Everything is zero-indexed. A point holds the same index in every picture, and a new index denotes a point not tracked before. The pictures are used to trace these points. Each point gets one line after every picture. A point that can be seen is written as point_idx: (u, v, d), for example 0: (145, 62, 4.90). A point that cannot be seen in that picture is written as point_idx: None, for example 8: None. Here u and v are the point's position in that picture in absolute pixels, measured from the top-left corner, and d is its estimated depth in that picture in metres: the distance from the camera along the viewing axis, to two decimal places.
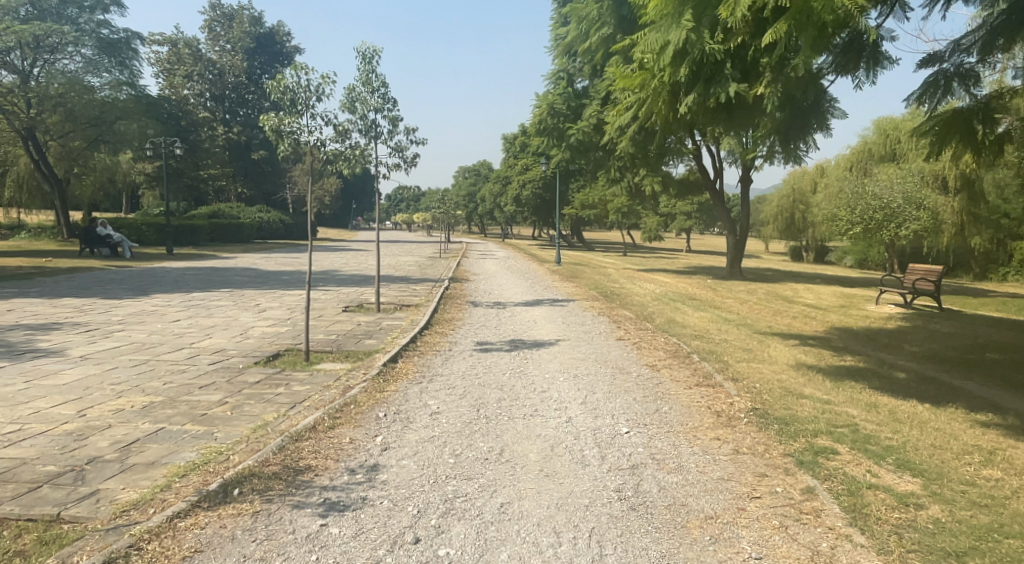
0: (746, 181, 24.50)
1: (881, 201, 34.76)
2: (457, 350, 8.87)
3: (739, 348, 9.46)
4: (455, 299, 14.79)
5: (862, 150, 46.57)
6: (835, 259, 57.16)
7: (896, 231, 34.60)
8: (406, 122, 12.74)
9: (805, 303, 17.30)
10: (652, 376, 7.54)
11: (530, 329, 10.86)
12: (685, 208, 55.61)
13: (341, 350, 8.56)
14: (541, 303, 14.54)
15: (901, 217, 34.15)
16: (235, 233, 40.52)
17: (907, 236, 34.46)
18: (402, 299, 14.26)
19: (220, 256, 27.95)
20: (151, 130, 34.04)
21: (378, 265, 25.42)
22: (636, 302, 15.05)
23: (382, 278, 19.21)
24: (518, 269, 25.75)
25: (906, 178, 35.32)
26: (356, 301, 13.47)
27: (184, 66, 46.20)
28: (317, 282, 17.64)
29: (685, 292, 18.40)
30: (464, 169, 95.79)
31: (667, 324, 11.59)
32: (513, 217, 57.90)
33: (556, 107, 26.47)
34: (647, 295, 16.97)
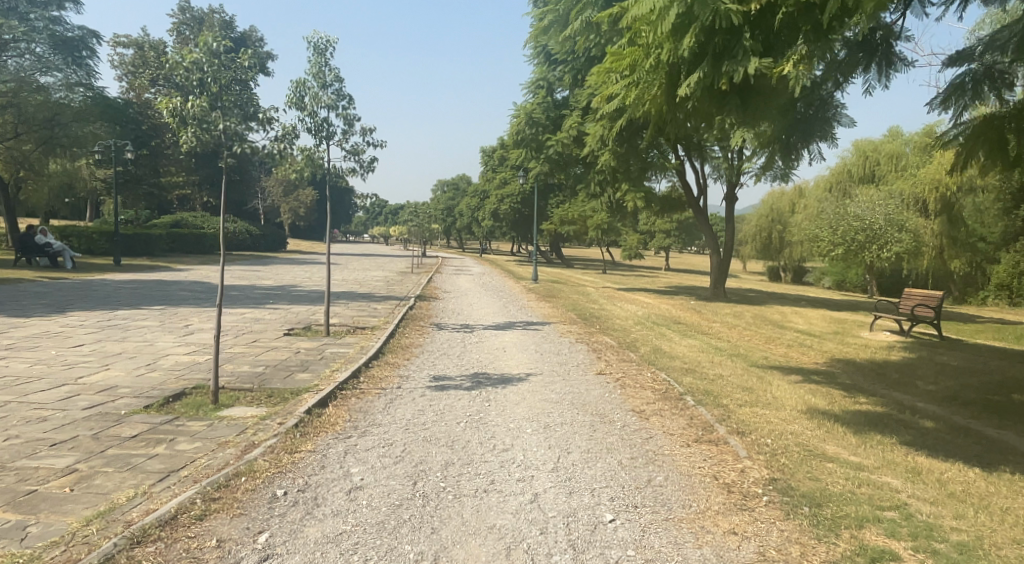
0: (731, 199, 23.44)
1: (863, 222, 34.14)
2: (405, 388, 7.36)
3: (737, 388, 8.11)
4: (417, 321, 13.30)
5: (841, 171, 45.94)
6: (814, 280, 56.70)
7: (879, 253, 33.92)
8: (361, 122, 11.36)
9: (797, 329, 16.13)
10: (640, 427, 6.09)
11: (498, 360, 9.37)
12: (665, 226, 54.82)
13: (262, 388, 7.06)
14: (512, 326, 13.08)
15: (883, 239, 33.49)
16: (197, 243, 38.47)
17: (890, 259, 33.78)
18: (358, 320, 12.81)
19: (174, 268, 26.25)
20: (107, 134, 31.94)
21: (343, 280, 23.90)
22: (618, 326, 13.65)
23: (341, 296, 17.75)
24: (491, 286, 24.42)
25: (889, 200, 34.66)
26: (303, 322, 12.00)
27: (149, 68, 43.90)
28: (269, 299, 16.09)
29: (669, 315, 17.14)
30: (441, 182, 94.43)
31: (654, 354, 10.21)
32: (491, 232, 56.68)
33: (534, 117, 25.19)
34: (631, 318, 15.63)
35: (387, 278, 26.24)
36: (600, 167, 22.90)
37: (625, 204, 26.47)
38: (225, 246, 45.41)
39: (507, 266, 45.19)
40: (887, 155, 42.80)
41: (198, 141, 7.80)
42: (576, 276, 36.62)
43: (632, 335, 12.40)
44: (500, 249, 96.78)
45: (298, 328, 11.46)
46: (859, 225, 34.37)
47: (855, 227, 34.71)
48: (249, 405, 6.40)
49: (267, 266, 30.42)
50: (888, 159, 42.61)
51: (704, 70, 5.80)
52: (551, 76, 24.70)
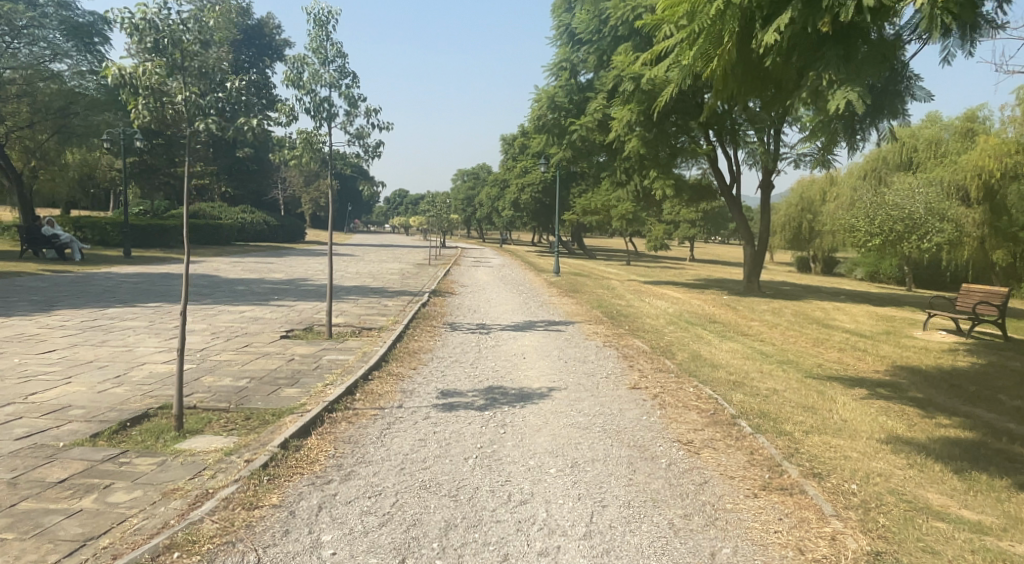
0: (767, 187, 22.02)
1: (903, 212, 32.86)
2: (406, 408, 6.25)
3: (797, 408, 6.89)
4: (429, 320, 12.20)
5: (876, 159, 43.96)
6: (845, 271, 54.66)
7: (918, 244, 32.51)
8: (365, 99, 10.22)
9: (844, 328, 14.79)
10: (691, 467, 4.93)
11: (518, 370, 8.23)
12: (690, 216, 53.17)
13: (239, 409, 6.01)
14: (533, 327, 11.94)
15: (923, 229, 31.92)
16: (212, 234, 37.77)
17: (930, 249, 32.06)
18: (366, 320, 11.76)
19: (186, 260, 25.52)
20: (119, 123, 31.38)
21: (356, 273, 22.91)
22: (649, 326, 12.43)
23: (352, 291, 16.75)
24: (512, 279, 23.32)
25: (930, 186, 32.87)
26: (304, 322, 10.97)
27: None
28: (275, 294, 15.16)
29: (702, 313, 15.87)
30: (462, 171, 93.28)
31: (694, 363, 8.99)
32: (512, 222, 55.50)
33: (557, 100, 23.66)
34: (663, 316, 14.42)
35: (403, 271, 25.26)
36: (626, 154, 21.61)
37: (653, 193, 25.10)
38: (243, 237, 44.84)
39: (528, 257, 44.07)
40: (925, 141, 40.42)
41: (154, 116, 6.47)
42: (599, 268, 35.32)
43: (666, 337, 11.19)
44: (519, 239, 95.65)
45: (298, 330, 10.45)
46: (899, 215, 33.12)
47: (895, 217, 33.45)
48: (217, 434, 5.34)
49: (281, 258, 29.63)
50: (926, 145, 40.23)
51: (796, 8, 5.14)
52: (575, 57, 23.34)
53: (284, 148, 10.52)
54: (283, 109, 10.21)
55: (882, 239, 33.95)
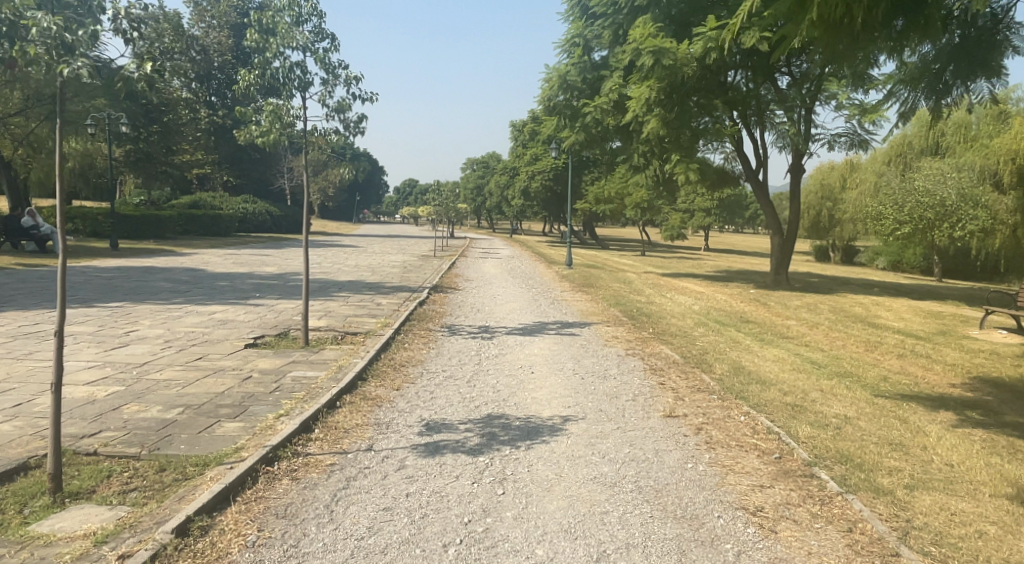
0: (797, 172, 20.31)
1: (935, 198, 30.85)
2: (376, 453, 4.76)
3: (884, 446, 5.33)
4: (424, 322, 10.71)
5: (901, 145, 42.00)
6: (865, 260, 52.67)
7: (951, 231, 30.51)
8: (343, 64, 8.63)
9: (891, 328, 13.19)
10: (771, 560, 3.40)
11: (524, 390, 6.70)
12: (706, 204, 51.37)
13: (151, 457, 4.55)
14: (544, 330, 10.40)
15: (957, 216, 29.93)
16: (211, 224, 36.58)
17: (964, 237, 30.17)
18: (353, 322, 10.29)
19: (177, 251, 24.24)
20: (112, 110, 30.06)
21: (355, 266, 21.53)
22: (677, 329, 10.86)
23: (344, 286, 15.32)
24: (521, 272, 21.89)
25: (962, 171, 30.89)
26: (280, 326, 9.53)
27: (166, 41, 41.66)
28: (258, 291, 13.72)
29: (731, 310, 14.31)
30: (470, 160, 91.41)
31: (739, 378, 7.44)
32: (522, 212, 53.89)
33: (568, 80, 21.93)
34: (690, 315, 12.83)
35: (404, 263, 23.82)
36: (644, 136, 20.00)
37: (672, 180, 23.41)
38: (245, 228, 43.65)
39: (537, 248, 42.51)
40: (952, 126, 37.83)
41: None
42: (613, 259, 33.76)
43: (700, 343, 9.62)
44: (529, 229, 94.08)
45: (269, 336, 8.99)
46: (929, 201, 30.99)
47: (924, 204, 31.30)
48: (104, 503, 3.85)
49: (279, 250, 28.31)
50: (955, 130, 37.66)
51: None
52: (588, 32, 21.62)
53: (249, 125, 8.90)
54: (247, 77, 8.58)
55: (911, 227, 31.82)
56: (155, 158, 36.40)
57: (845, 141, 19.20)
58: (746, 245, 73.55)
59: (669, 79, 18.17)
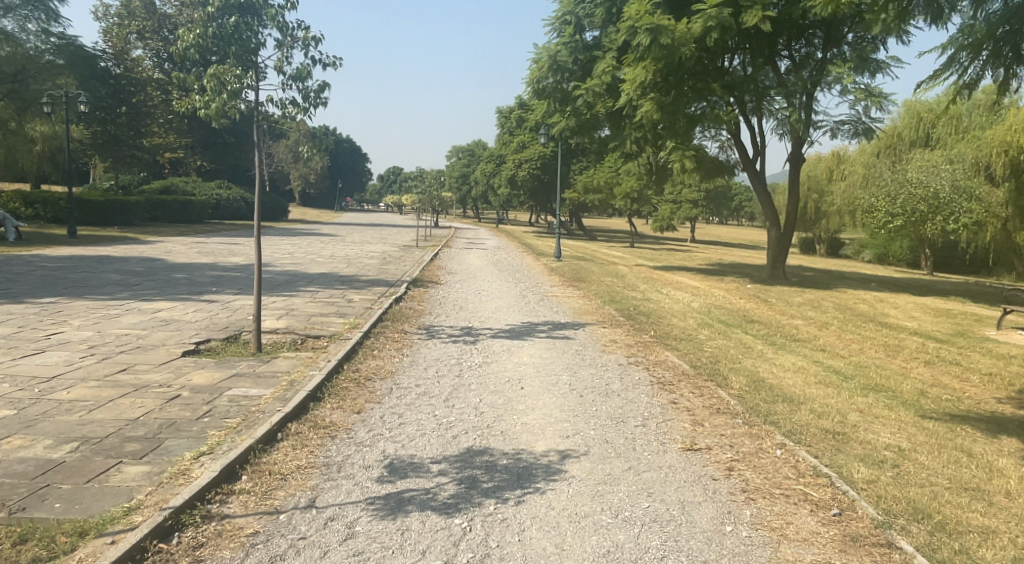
0: (797, 161, 19.32)
1: (926, 190, 30.07)
2: (316, 514, 3.59)
3: (963, 495, 4.26)
4: (399, 322, 9.57)
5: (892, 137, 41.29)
6: (853, 253, 52.17)
7: (943, 226, 29.94)
8: (301, 22, 7.40)
9: (906, 329, 12.23)
10: None
11: (512, 413, 5.55)
12: (694, 195, 50.45)
13: (8, 523, 3.36)
14: (533, 333, 9.29)
15: (949, 210, 29.39)
16: (182, 211, 35.02)
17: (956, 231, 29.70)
18: (318, 323, 9.10)
19: (141, 239, 22.81)
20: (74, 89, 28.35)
21: (331, 256, 20.26)
22: (681, 331, 9.79)
23: (314, 279, 14.07)
24: (506, 264, 20.78)
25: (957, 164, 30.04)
26: (232, 328, 8.34)
27: (136, 20, 38.23)
28: (219, 284, 12.46)
29: (733, 308, 13.29)
30: (455, 147, 89.85)
31: (764, 394, 6.36)
32: (508, 201, 52.63)
33: (559, 60, 20.49)
34: (692, 314, 11.79)
35: (384, 253, 22.59)
36: (637, 121, 18.86)
37: (665, 168, 22.34)
38: (220, 216, 42.06)
39: (523, 238, 41.38)
40: (945, 117, 37.07)
41: None
42: (601, 250, 32.73)
43: (709, 349, 8.53)
44: (515, 219, 92.65)
45: (216, 341, 7.77)
46: (921, 193, 30.15)
47: (917, 196, 30.41)
48: None
49: (253, 238, 26.93)
50: (946, 121, 36.92)
51: None
52: (580, 9, 20.37)
53: (191, 93, 7.66)
54: (186, 36, 7.35)
55: (904, 221, 30.94)
56: (123, 141, 34.50)
57: (848, 129, 18.26)
58: (733, 236, 73.00)
59: (665, 60, 17.06)
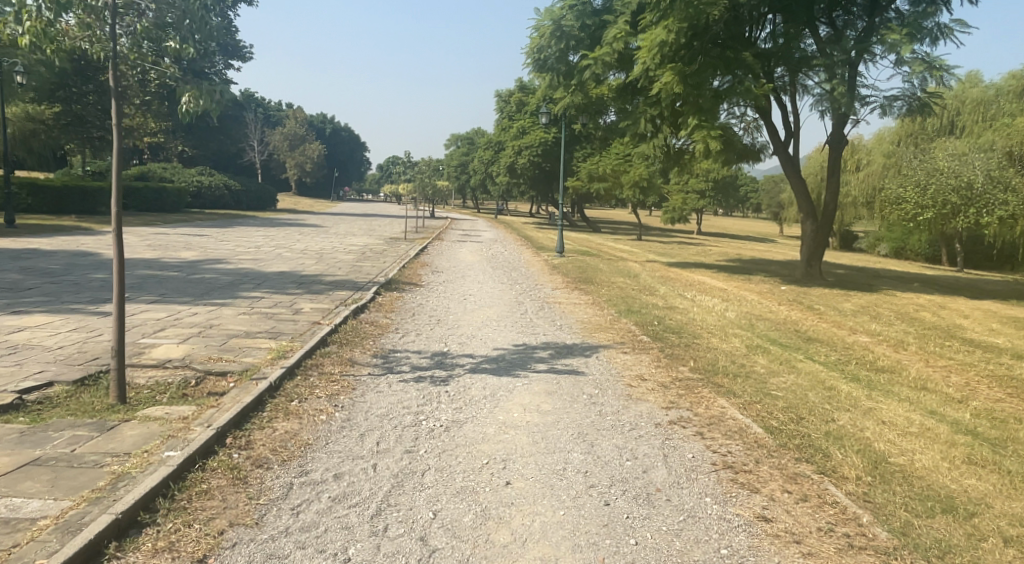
0: (839, 144, 16.87)
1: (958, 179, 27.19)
2: None
3: None
4: (351, 346, 7.09)
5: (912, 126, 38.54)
6: (866, 247, 49.30)
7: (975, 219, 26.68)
8: None
9: (998, 349, 9.72)
10: None
11: (488, 559, 3.06)
12: (703, 185, 47.82)
13: None
14: (530, 366, 6.72)
15: (983, 202, 26.22)
16: (155, 199, 32.57)
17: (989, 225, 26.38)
18: (232, 349, 6.55)
19: (94, 230, 20.28)
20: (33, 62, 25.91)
21: (303, 250, 17.77)
22: (728, 361, 7.26)
23: (263, 281, 11.55)
24: (501, 260, 18.38)
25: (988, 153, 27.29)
26: (100, 364, 5.82)
27: None
28: (142, 288, 10.00)
29: (777, 321, 10.84)
30: (454, 135, 86.77)
31: (911, 501, 3.87)
32: (508, 190, 50.06)
33: (563, 26, 17.79)
34: (733, 331, 9.24)
35: (365, 247, 20.06)
36: (655, 93, 16.27)
37: (684, 153, 19.71)
38: (200, 204, 39.60)
39: (522, 229, 38.81)
40: (970, 104, 34.17)
41: None
42: (607, 244, 30.20)
43: (785, 395, 6.01)
44: (516, 209, 89.89)
45: (60, 387, 5.24)
46: (954, 183, 27.06)
47: (949, 186, 27.35)
48: None
49: (225, 229, 24.46)
50: (971, 108, 34.02)
51: None
52: None
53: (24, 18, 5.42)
54: None
55: (933, 213, 27.90)
56: (89, 123, 31.81)
57: (899, 106, 15.96)
58: (741, 229, 69.97)
59: (690, 19, 14.58)
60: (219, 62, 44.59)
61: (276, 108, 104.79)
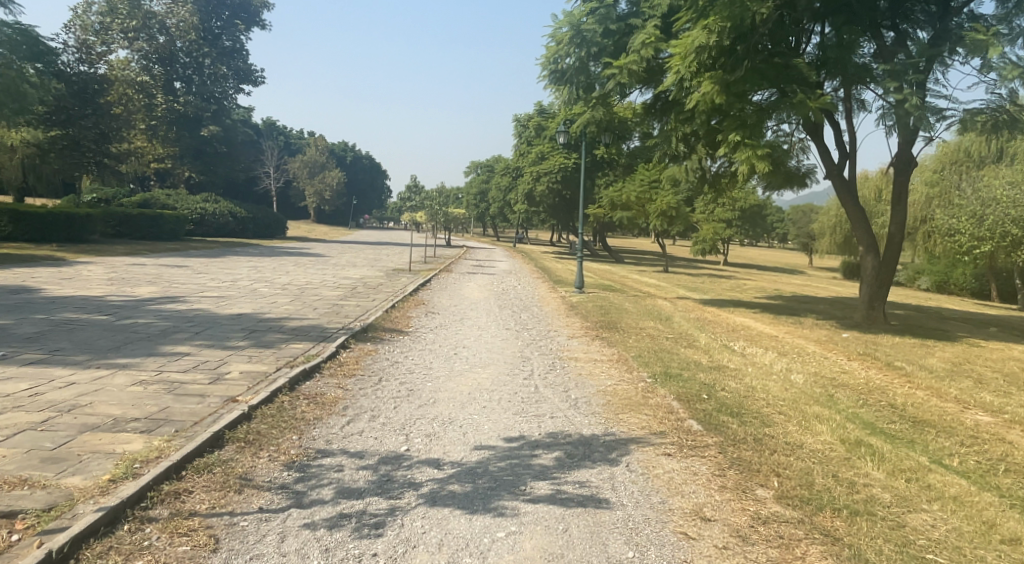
0: (907, 166, 14.37)
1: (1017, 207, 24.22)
2: None
3: None
4: (263, 447, 4.73)
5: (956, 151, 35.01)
6: (906, 280, 46.01)
7: None
8: None
9: None
10: None
11: None
12: (731, 214, 45.23)
13: None
14: (523, 489, 4.27)
15: None
16: (154, 226, 30.90)
17: None
18: (63, 459, 4.24)
19: (65, 260, 18.30)
20: (30, 86, 24.60)
21: (283, 285, 15.59)
22: (831, 478, 4.75)
23: (206, 328, 9.26)
24: (510, 297, 16.07)
25: None
26: None
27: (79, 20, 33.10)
28: (40, 340, 7.79)
29: (860, 389, 8.28)
30: (473, 163, 85.03)
31: None
32: (528, 219, 47.78)
33: (585, 31, 15.63)
34: (813, 411, 6.70)
35: (358, 281, 17.84)
36: (690, 104, 13.95)
37: (722, 176, 17.29)
38: (205, 232, 38.07)
39: (542, 260, 36.49)
40: None
41: None
42: (631, 277, 27.73)
43: None
44: (536, 238, 87.52)
45: None
46: (1014, 212, 24.07)
47: (1008, 216, 24.42)
48: None
49: (215, 259, 22.45)
50: None
51: None
52: None
53: None
54: None
55: (992, 245, 24.98)
56: (84, 147, 29.79)
57: (982, 121, 13.44)
58: (768, 259, 66.65)
59: (734, 18, 12.31)
60: (231, 86, 43.47)
61: (296, 135, 104.47)
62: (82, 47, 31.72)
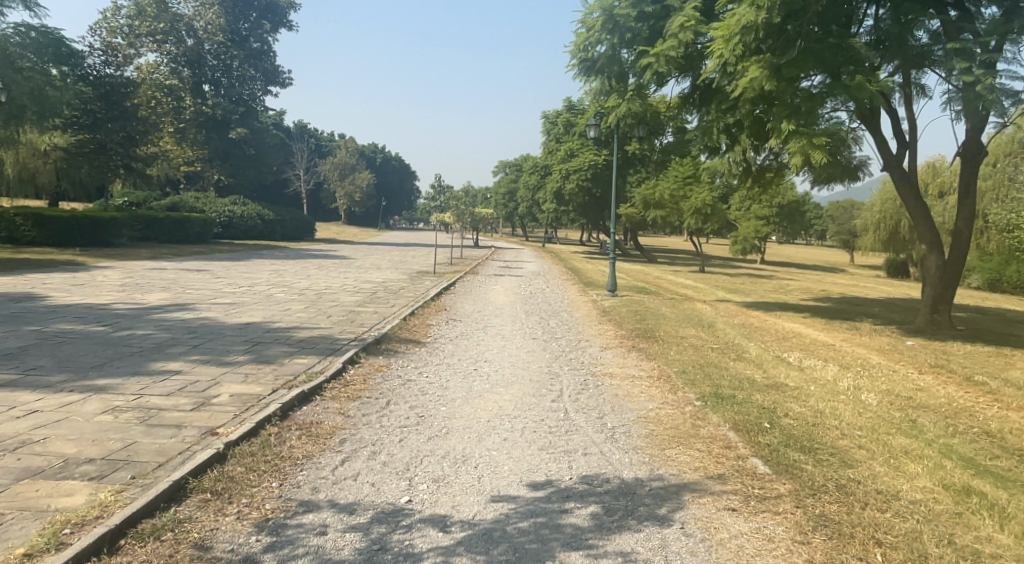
0: (977, 154, 13.01)
1: None
2: None
3: None
4: (233, 502, 3.85)
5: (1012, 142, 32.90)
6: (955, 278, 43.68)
7: None
8: None
9: None
10: None
11: None
12: (769, 211, 43.51)
13: None
14: None
15: None
16: (180, 230, 30.69)
17: None
18: None
19: (83, 266, 17.91)
20: (58, 90, 24.49)
21: (299, 290, 14.86)
22: (949, 547, 3.69)
23: (206, 341, 8.50)
24: (538, 301, 15.09)
25: None
26: None
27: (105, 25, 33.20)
28: (18, 357, 7.09)
29: (945, 412, 7.11)
30: (502, 162, 84.07)
31: None
32: (557, 218, 46.64)
33: (617, 16, 14.53)
34: (900, 444, 5.60)
35: (379, 284, 17.07)
36: (734, 90, 12.80)
37: (766, 169, 16.07)
38: (232, 234, 37.91)
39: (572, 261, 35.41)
40: None
41: None
42: (665, 278, 26.47)
43: None
44: (567, 238, 86.20)
45: None
46: None
47: None
48: None
49: (237, 262, 21.94)
50: None
51: None
52: None
53: None
54: None
55: None
56: (110, 150, 29.61)
57: None
58: (807, 257, 64.27)
59: None
60: (258, 87, 43.32)
61: (327, 137, 104.91)
62: (108, 51, 31.72)
